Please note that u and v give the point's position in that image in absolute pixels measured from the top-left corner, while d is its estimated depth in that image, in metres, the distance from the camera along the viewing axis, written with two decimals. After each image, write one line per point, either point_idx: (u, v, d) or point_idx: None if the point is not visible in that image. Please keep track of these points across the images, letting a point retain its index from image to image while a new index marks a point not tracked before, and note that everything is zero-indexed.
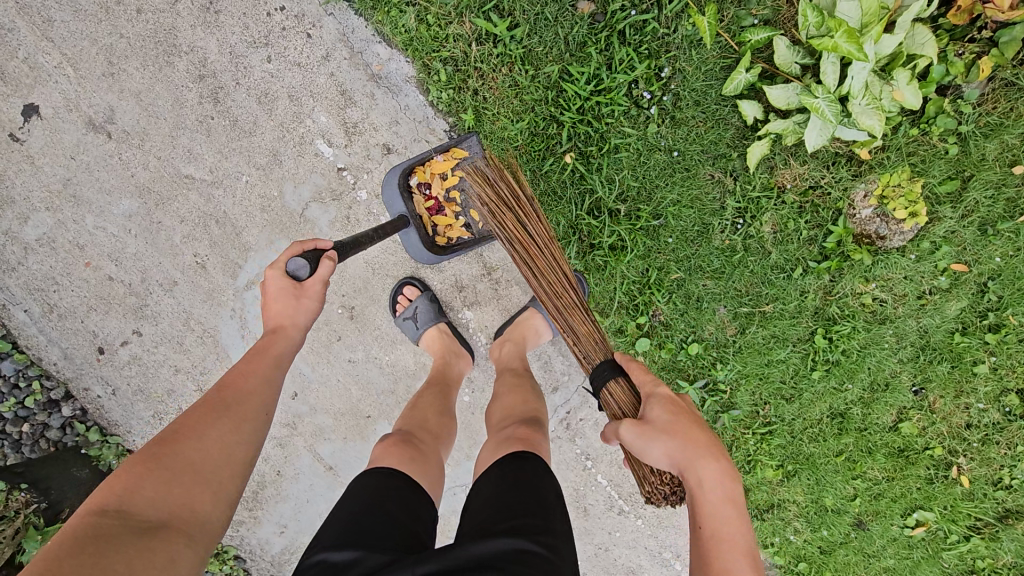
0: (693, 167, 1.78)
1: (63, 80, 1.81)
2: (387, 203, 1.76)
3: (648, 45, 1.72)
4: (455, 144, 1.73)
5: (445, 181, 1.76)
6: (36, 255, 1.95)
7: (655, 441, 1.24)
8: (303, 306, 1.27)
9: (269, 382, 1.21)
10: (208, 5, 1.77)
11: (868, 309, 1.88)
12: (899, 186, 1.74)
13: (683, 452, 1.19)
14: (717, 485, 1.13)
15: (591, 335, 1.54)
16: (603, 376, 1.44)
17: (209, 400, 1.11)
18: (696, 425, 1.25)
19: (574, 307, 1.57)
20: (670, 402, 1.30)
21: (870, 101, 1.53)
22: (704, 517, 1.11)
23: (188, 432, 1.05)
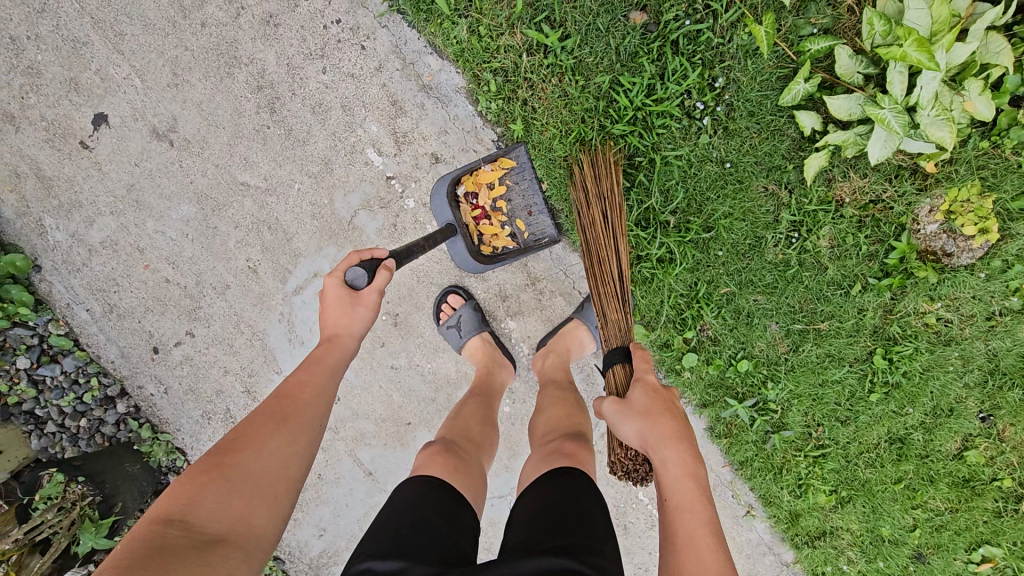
0: (747, 179, 1.74)
1: (132, 90, 1.88)
2: (437, 212, 1.73)
3: (702, 55, 1.69)
4: (502, 154, 1.73)
5: (493, 190, 1.78)
6: (100, 257, 2.04)
7: (628, 420, 1.25)
8: (358, 315, 1.29)
9: (324, 392, 1.23)
10: (268, 18, 1.80)
11: (931, 329, 1.79)
12: (968, 201, 1.64)
13: (652, 432, 1.18)
14: (679, 461, 1.13)
15: (618, 322, 1.53)
16: (612, 359, 1.45)
17: (269, 412, 1.14)
18: (671, 409, 1.24)
19: (613, 295, 1.55)
20: (653, 388, 1.29)
21: (940, 112, 1.46)
22: (667, 492, 1.10)
23: (248, 443, 1.08)
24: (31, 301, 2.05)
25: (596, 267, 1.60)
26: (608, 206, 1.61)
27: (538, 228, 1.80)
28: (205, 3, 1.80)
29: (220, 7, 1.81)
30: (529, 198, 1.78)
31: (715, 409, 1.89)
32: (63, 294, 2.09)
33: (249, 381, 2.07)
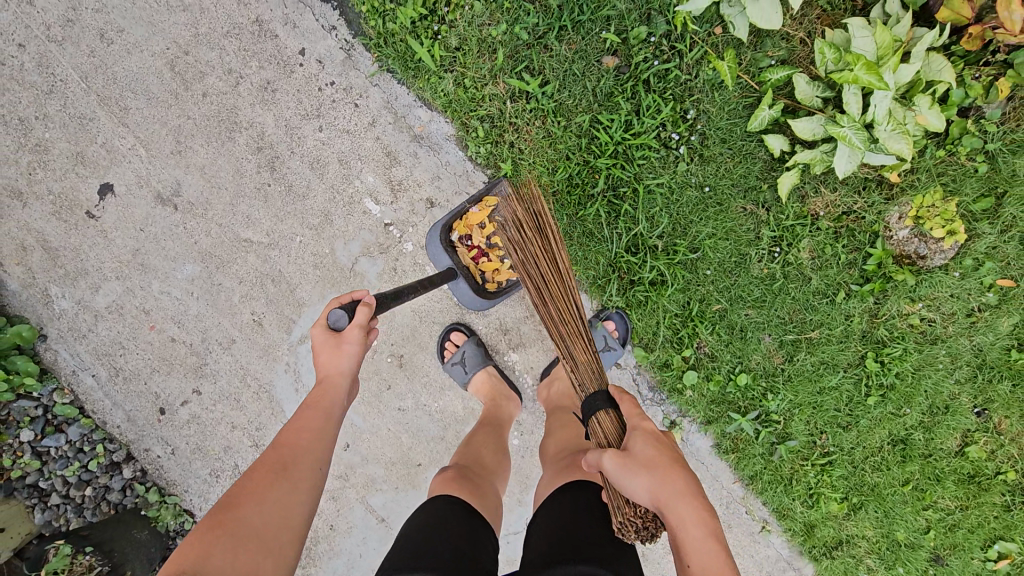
0: (726, 201, 1.84)
1: (136, 160, 1.96)
2: (435, 259, 1.84)
3: (672, 90, 1.81)
4: (485, 193, 1.80)
5: (484, 229, 1.83)
6: (105, 321, 2.08)
7: (636, 477, 1.11)
8: (345, 354, 1.28)
9: (321, 436, 1.25)
10: (265, 84, 1.90)
11: (917, 330, 1.87)
12: (933, 206, 1.75)
13: (666, 491, 1.07)
14: (700, 524, 1.05)
15: (590, 364, 1.47)
16: (593, 405, 1.32)
17: (269, 463, 1.15)
18: (678, 459, 1.14)
19: (579, 336, 1.51)
20: (654, 436, 1.18)
21: (895, 127, 1.58)
22: (690, 558, 1.03)
23: (250, 496, 1.09)
24: (36, 370, 2.07)
25: (553, 310, 1.53)
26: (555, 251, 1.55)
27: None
28: (205, 74, 1.90)
29: (219, 77, 1.90)
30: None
31: (720, 425, 1.93)
32: (69, 361, 2.11)
33: (258, 434, 2.08)
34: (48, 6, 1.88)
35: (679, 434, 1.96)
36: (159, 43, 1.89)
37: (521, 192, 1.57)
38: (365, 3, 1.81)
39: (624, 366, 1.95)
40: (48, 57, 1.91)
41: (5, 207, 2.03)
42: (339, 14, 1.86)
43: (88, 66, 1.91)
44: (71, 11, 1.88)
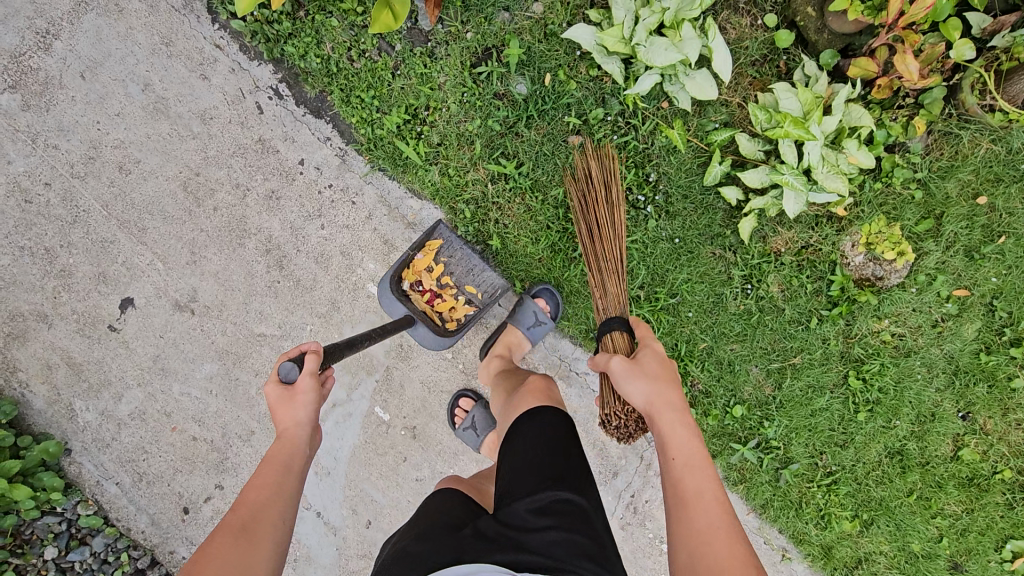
0: (695, 249, 2.03)
1: (154, 273, 2.12)
2: (390, 310, 1.94)
3: (633, 159, 2.04)
4: (427, 238, 1.96)
5: (433, 272, 2.00)
6: (128, 428, 2.16)
7: (635, 381, 1.37)
8: (302, 404, 1.29)
9: (284, 489, 1.21)
10: (270, 193, 2.11)
11: (890, 345, 2.01)
12: (880, 232, 1.96)
13: (660, 399, 1.31)
14: (686, 429, 1.26)
15: (617, 296, 1.72)
16: (611, 324, 1.59)
17: (231, 521, 1.11)
18: (676, 379, 1.37)
19: (615, 271, 1.75)
20: (660, 356, 1.42)
21: (830, 168, 1.81)
22: (675, 455, 1.22)
23: (212, 558, 1.04)
24: (62, 484, 2.14)
25: (599, 244, 1.79)
26: (615, 201, 1.82)
27: (486, 285, 2.01)
28: (216, 190, 2.11)
29: (228, 192, 2.11)
30: (467, 263, 2.01)
31: (725, 457, 2.03)
32: (93, 472, 2.18)
33: None
34: (71, 147, 2.11)
35: None
36: (172, 168, 2.11)
37: (602, 152, 1.88)
38: (354, 115, 2.07)
39: None
40: (72, 192, 2.12)
41: (32, 330, 2.16)
42: (332, 126, 2.10)
43: (108, 196, 2.12)
44: (92, 149, 2.11)
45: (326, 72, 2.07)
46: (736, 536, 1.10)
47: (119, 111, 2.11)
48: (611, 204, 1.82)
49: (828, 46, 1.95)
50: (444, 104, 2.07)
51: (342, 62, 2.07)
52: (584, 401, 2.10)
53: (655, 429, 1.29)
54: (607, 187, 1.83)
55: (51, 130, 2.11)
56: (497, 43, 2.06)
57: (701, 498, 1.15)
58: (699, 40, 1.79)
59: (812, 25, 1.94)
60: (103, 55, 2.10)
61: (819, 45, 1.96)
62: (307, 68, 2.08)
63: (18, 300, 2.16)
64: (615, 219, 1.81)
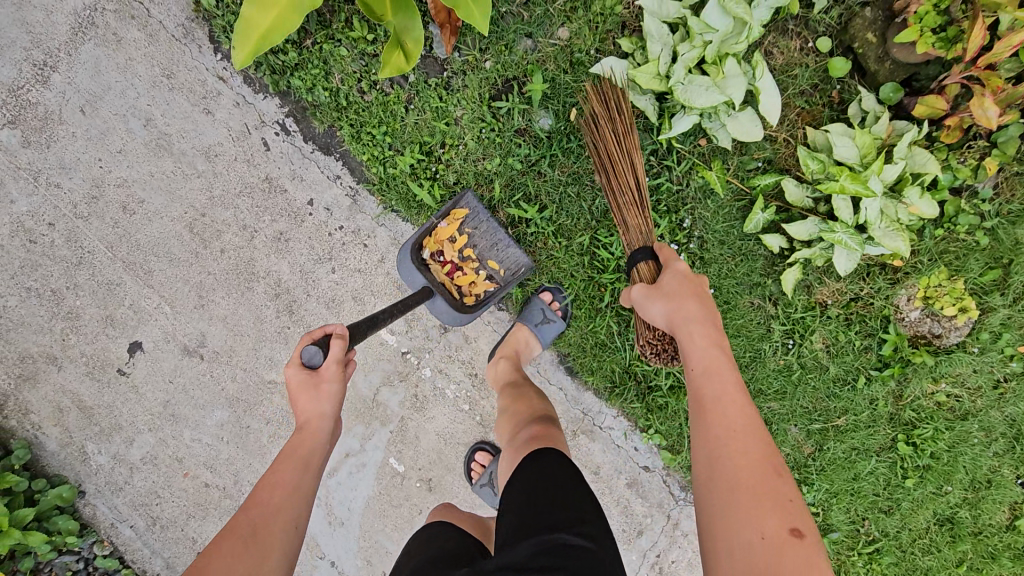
0: (732, 298, 1.87)
1: (162, 316, 2.05)
2: (407, 279, 1.78)
3: (666, 202, 1.87)
4: (453, 207, 1.81)
5: (456, 243, 1.84)
6: (141, 472, 2.11)
7: (656, 304, 1.41)
8: (324, 395, 1.28)
9: (299, 488, 1.22)
10: (278, 235, 2.00)
11: (945, 407, 1.85)
12: (941, 286, 1.77)
13: (678, 315, 1.35)
14: (704, 337, 1.29)
15: (639, 229, 1.63)
16: (636, 258, 1.58)
17: (244, 521, 1.12)
18: (697, 294, 1.39)
19: (634, 205, 1.64)
20: (682, 274, 1.43)
21: (889, 225, 1.63)
22: (694, 363, 1.27)
23: (221, 559, 1.05)
24: (78, 527, 2.10)
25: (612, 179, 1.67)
26: (624, 136, 1.67)
27: (510, 263, 1.85)
28: (222, 231, 2.01)
29: (235, 233, 2.01)
30: (492, 236, 1.84)
31: None
32: (108, 514, 2.14)
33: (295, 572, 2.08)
34: (74, 185, 2.03)
35: None
36: (178, 208, 2.02)
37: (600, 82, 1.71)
38: (366, 152, 1.94)
39: (652, 469, 1.97)
40: (77, 232, 2.04)
41: (42, 372, 2.11)
42: (342, 164, 1.98)
43: (113, 236, 2.03)
44: (95, 188, 2.03)
45: (335, 106, 1.94)
46: (758, 430, 1.15)
47: (122, 147, 2.01)
48: (623, 137, 1.67)
49: (888, 78, 1.75)
50: (461, 141, 1.92)
51: (352, 95, 1.93)
52: (609, 458, 1.98)
53: (680, 343, 1.33)
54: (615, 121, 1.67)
55: (52, 167, 2.03)
56: (518, 74, 1.91)
57: (723, 400, 1.19)
58: (745, 79, 1.61)
59: (872, 52, 1.76)
60: (103, 89, 2.00)
61: (879, 76, 1.76)
62: (315, 101, 1.95)
63: (27, 342, 2.10)
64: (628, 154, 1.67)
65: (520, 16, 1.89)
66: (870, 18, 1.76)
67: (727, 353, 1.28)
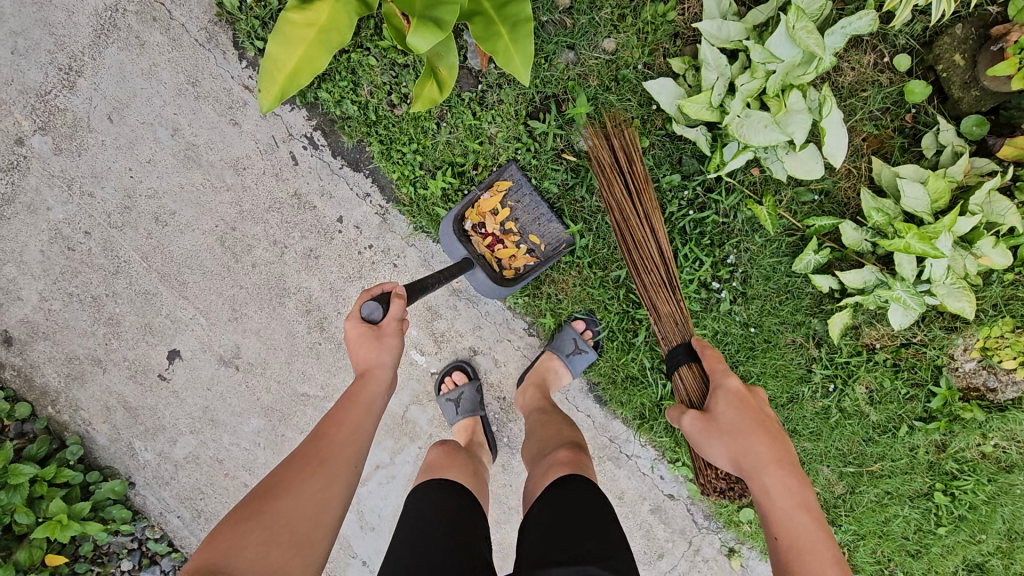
0: (774, 337, 1.79)
1: (198, 326, 2.08)
2: (449, 251, 1.77)
3: (709, 235, 1.77)
4: (496, 178, 1.77)
5: (498, 215, 1.79)
6: (184, 470, 2.20)
7: (716, 442, 1.33)
8: (385, 346, 1.29)
9: (359, 432, 1.22)
10: (308, 252, 1.98)
11: (989, 458, 1.79)
12: (1003, 337, 1.66)
13: (748, 458, 1.26)
14: (783, 488, 1.21)
15: (673, 317, 1.60)
16: (677, 358, 1.54)
17: (305, 453, 1.14)
18: (760, 425, 1.30)
19: (662, 287, 1.61)
20: (736, 397, 1.35)
21: (955, 281, 1.55)
22: (772, 523, 1.19)
23: (285, 488, 1.08)
24: (129, 516, 2.20)
25: (634, 254, 1.63)
26: (645, 203, 1.62)
27: (551, 237, 1.82)
28: (253, 246, 1.99)
29: (266, 248, 1.99)
30: (535, 211, 1.80)
31: None
32: (157, 505, 2.23)
33: (329, 570, 2.17)
34: (107, 195, 2.02)
35: (738, 560, 1.99)
36: (209, 222, 2.00)
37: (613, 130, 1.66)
38: (396, 171, 1.86)
39: (677, 497, 1.98)
40: (113, 242, 2.05)
41: (87, 373, 2.17)
42: (372, 181, 1.92)
43: (147, 247, 2.04)
44: (128, 199, 2.02)
45: (364, 120, 1.85)
46: None
47: (150, 157, 1.98)
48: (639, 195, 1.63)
49: (972, 108, 1.57)
50: (495, 162, 1.82)
51: (381, 109, 1.83)
52: (633, 485, 1.99)
53: (751, 494, 1.24)
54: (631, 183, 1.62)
55: (85, 176, 2.01)
56: (559, 91, 1.77)
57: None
58: (808, 116, 1.46)
59: (958, 77, 1.56)
60: (130, 96, 1.94)
61: (962, 103, 1.57)
62: (343, 115, 1.86)
63: (72, 345, 2.15)
64: (652, 227, 1.63)
65: (562, 25, 1.74)
66: (961, 36, 1.55)
67: (811, 508, 1.19)
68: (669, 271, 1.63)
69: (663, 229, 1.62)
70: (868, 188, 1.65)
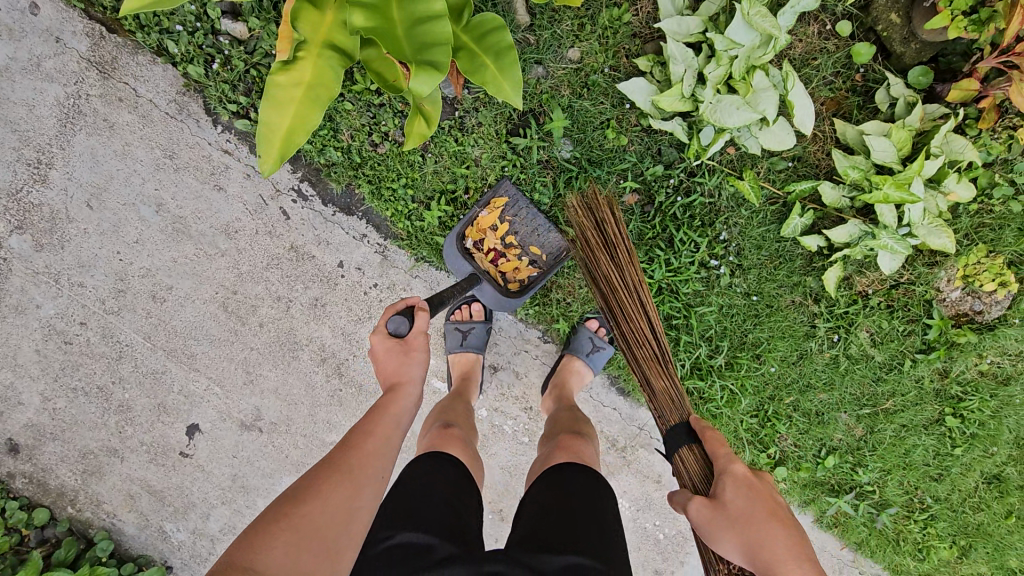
0: (775, 301, 1.89)
1: (214, 396, 2.06)
2: (456, 269, 1.81)
3: (699, 216, 1.85)
4: (493, 196, 1.79)
5: (498, 230, 1.83)
6: (222, 543, 2.15)
7: (726, 530, 1.20)
8: (414, 361, 1.32)
9: (387, 444, 1.24)
10: (314, 301, 1.98)
11: (987, 375, 1.92)
12: (980, 263, 1.79)
13: (761, 550, 1.15)
14: None
15: (667, 392, 1.52)
16: (677, 441, 1.41)
17: (335, 461, 1.15)
18: (775, 516, 1.19)
19: (654, 361, 1.55)
20: (747, 485, 1.24)
21: (933, 222, 1.68)
22: None
23: (314, 494, 1.08)
24: None
25: (624, 329, 1.59)
26: (629, 274, 1.59)
27: (550, 247, 1.83)
28: (258, 306, 1.99)
29: (270, 306, 1.99)
30: (533, 223, 1.82)
31: (819, 506, 2.00)
32: None
33: None
34: (98, 282, 1.98)
35: None
36: (208, 290, 1.98)
37: (590, 203, 1.65)
38: (389, 209, 1.89)
39: None
40: (111, 328, 2.02)
41: (105, 465, 2.11)
42: (366, 222, 1.94)
43: (149, 327, 2.01)
44: (120, 282, 1.99)
45: (350, 164, 1.87)
46: None
47: (137, 236, 1.96)
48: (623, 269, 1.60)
49: (915, 60, 1.71)
50: (484, 182, 1.87)
51: (365, 150, 1.86)
52: (669, 466, 2.05)
53: None
54: (613, 252, 1.60)
55: (71, 267, 1.97)
56: (534, 105, 1.84)
57: None
58: (775, 92, 1.57)
59: (898, 35, 1.70)
60: (106, 179, 1.92)
61: (905, 58, 1.71)
62: (328, 162, 1.88)
63: (83, 440, 2.09)
64: (639, 297, 1.59)
65: (526, 43, 1.81)
66: None
67: None
68: (660, 345, 1.58)
69: (652, 300, 1.59)
70: (836, 149, 1.77)
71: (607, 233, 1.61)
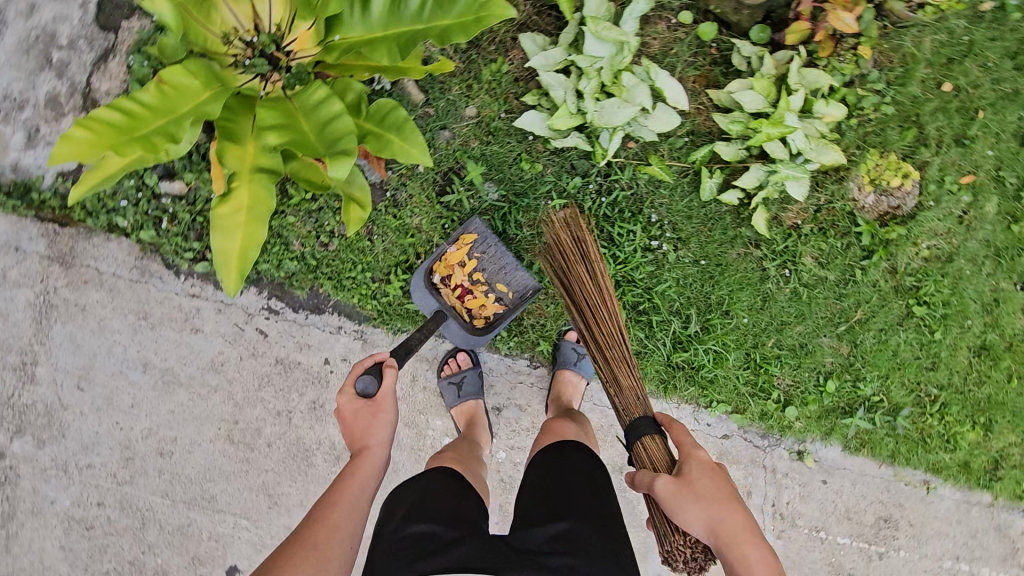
0: (722, 259, 2.04)
1: (243, 531, 2.07)
2: (423, 304, 1.93)
3: (627, 208, 2.03)
4: (461, 232, 1.92)
5: (465, 266, 1.92)
6: None
7: (692, 505, 1.27)
8: (379, 423, 1.39)
9: (357, 508, 1.30)
10: (313, 404, 2.06)
11: (932, 258, 2.06)
12: (878, 164, 2.00)
13: (725, 529, 1.25)
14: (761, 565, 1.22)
15: (632, 388, 1.62)
16: (641, 429, 1.49)
17: (304, 532, 1.23)
18: (737, 499, 1.30)
19: (622, 359, 1.66)
20: (711, 469, 1.34)
21: (819, 142, 1.90)
22: None
23: (283, 568, 1.16)
24: None
25: (596, 329, 1.70)
26: (600, 281, 1.73)
27: (517, 284, 1.93)
28: (261, 427, 2.06)
29: (273, 423, 2.06)
30: (500, 260, 1.93)
31: (840, 431, 2.07)
32: None
33: None
34: (105, 457, 2.04)
35: (811, 458, 2.08)
36: (211, 428, 2.05)
37: (565, 219, 1.81)
38: (355, 295, 2.02)
39: (731, 434, 2.08)
40: (129, 497, 2.05)
41: None
42: (338, 314, 2.06)
43: (164, 484, 2.05)
44: (126, 450, 2.04)
45: (307, 268, 2.02)
46: None
47: (132, 401, 2.04)
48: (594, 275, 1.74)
49: (751, 22, 1.97)
50: (431, 244, 2.03)
51: (317, 252, 2.01)
52: None
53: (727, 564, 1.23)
54: (583, 261, 1.74)
55: (76, 452, 2.03)
56: (452, 164, 2.03)
57: None
58: (645, 84, 1.82)
59: (727, 8, 1.94)
60: (90, 358, 2.02)
61: (742, 23, 1.97)
62: (287, 273, 2.03)
63: None
64: (607, 302, 1.72)
65: (428, 115, 2.03)
66: None
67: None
68: (627, 347, 1.68)
69: (619, 307, 1.71)
70: (718, 113, 1.99)
71: (577, 244, 1.76)
